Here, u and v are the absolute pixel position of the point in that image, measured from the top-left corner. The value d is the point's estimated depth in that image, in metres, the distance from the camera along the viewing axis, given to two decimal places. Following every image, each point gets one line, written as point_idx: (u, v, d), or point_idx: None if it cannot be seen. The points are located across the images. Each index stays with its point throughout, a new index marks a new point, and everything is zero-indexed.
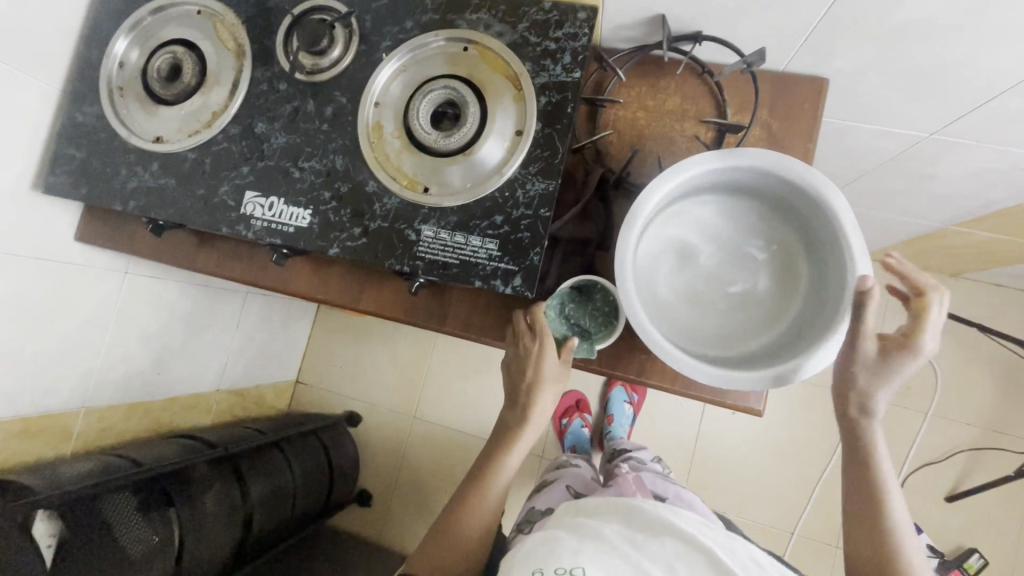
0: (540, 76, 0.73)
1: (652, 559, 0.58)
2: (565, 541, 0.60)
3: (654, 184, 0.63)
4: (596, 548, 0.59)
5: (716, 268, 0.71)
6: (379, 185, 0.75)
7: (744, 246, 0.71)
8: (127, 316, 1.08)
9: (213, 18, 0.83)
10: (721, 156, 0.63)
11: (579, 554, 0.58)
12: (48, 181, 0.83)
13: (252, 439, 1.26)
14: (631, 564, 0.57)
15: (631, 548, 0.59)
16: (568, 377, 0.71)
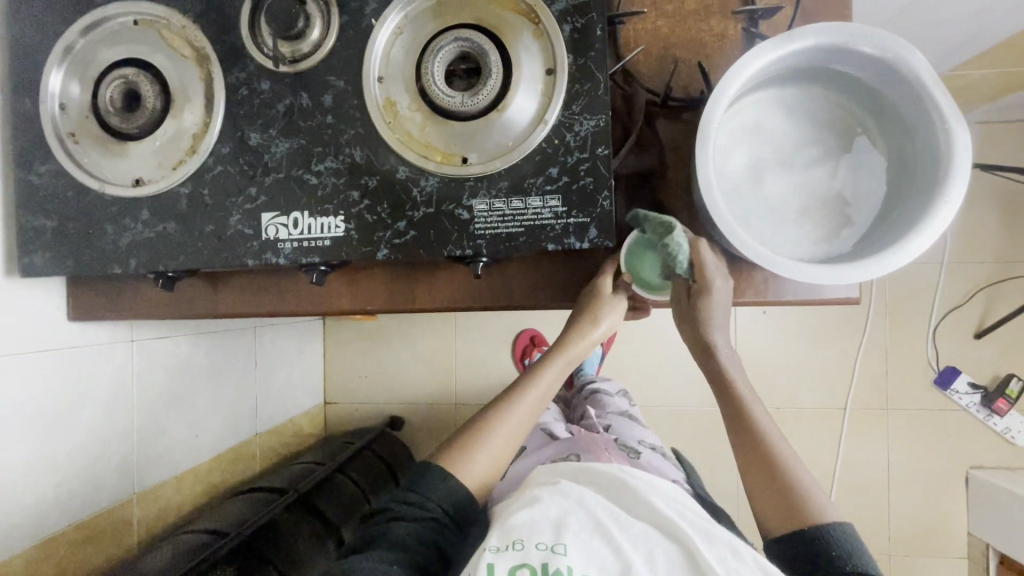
0: (557, 2, 0.65)
1: (634, 547, 0.53)
2: (551, 506, 0.57)
3: (719, 88, 0.59)
4: (579, 522, 0.55)
5: (794, 163, 0.67)
6: (411, 168, 0.67)
7: (817, 135, 0.68)
8: (149, 387, 0.98)
9: (157, 25, 0.71)
10: (782, 42, 0.59)
11: (561, 530, 0.54)
12: (26, 263, 0.72)
13: (315, 473, 1.20)
14: (609, 549, 0.53)
15: (613, 528, 0.55)
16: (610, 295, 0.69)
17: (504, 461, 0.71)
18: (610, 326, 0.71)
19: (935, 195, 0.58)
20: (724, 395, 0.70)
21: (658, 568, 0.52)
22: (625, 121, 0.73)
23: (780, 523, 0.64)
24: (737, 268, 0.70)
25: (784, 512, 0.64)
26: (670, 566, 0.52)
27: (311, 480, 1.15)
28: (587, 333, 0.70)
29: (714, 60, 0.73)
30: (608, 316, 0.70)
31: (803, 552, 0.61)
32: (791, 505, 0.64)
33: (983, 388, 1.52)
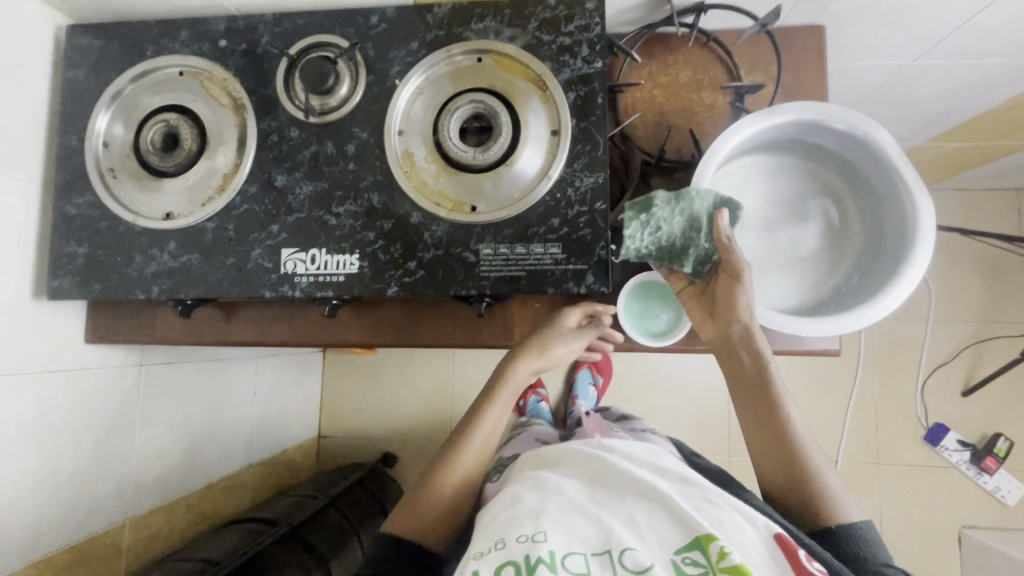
0: (563, 73, 0.73)
1: (616, 515, 0.54)
2: (527, 498, 0.57)
3: (710, 154, 0.65)
4: (559, 506, 0.55)
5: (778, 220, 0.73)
6: (424, 214, 0.73)
7: (798, 196, 0.74)
8: (152, 411, 1.00)
9: (200, 77, 0.78)
10: (765, 115, 0.66)
11: (540, 516, 0.54)
12: (53, 286, 0.76)
13: (307, 506, 1.21)
14: (592, 522, 0.53)
15: (593, 504, 0.55)
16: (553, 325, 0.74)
17: (462, 485, 0.72)
18: (555, 352, 0.74)
19: (904, 257, 0.64)
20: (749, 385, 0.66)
21: (643, 530, 0.52)
22: (623, 179, 0.80)
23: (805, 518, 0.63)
24: None
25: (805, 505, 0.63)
26: (653, 526, 0.53)
27: (304, 513, 1.16)
28: (532, 357, 0.74)
29: (703, 128, 0.80)
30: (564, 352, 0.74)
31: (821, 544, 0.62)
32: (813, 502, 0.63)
33: (971, 445, 1.54)
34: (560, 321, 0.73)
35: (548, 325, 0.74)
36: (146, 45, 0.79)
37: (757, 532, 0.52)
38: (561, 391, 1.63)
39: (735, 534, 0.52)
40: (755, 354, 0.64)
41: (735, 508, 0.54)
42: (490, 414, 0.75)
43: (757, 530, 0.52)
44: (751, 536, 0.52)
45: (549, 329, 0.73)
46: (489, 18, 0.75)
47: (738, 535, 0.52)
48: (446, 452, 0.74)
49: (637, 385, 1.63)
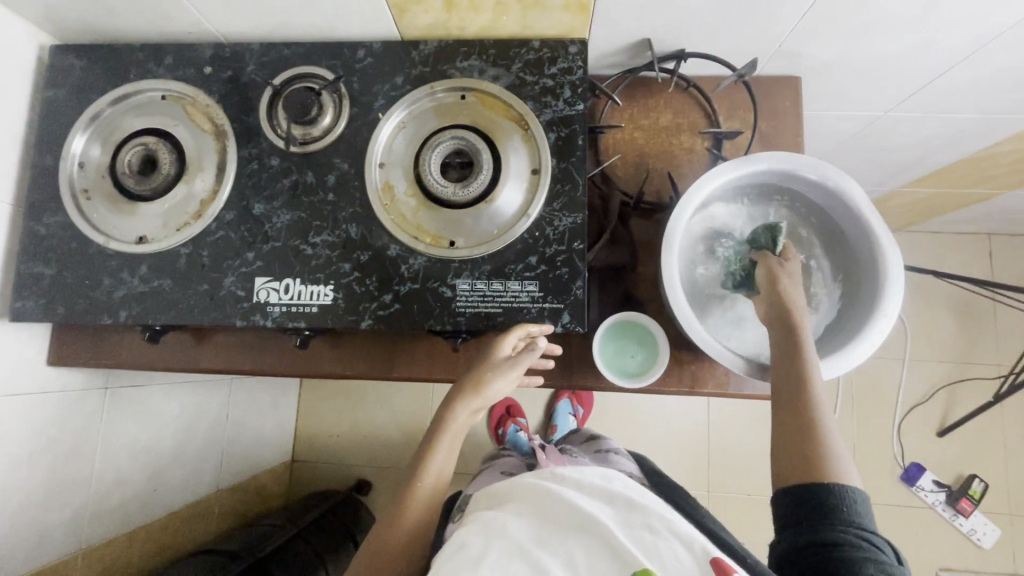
0: (545, 113, 0.74)
1: (555, 555, 0.52)
2: (471, 542, 0.54)
3: (684, 200, 0.66)
4: (499, 549, 0.53)
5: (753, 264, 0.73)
6: (402, 248, 0.73)
7: None
8: (116, 435, 0.97)
9: (182, 102, 0.77)
10: (739, 164, 0.67)
11: (480, 563, 0.51)
12: (17, 308, 0.74)
13: (273, 537, 1.17)
14: (531, 566, 0.51)
15: (534, 545, 0.53)
16: (485, 364, 0.70)
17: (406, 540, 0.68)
18: (493, 389, 0.71)
19: (873, 307, 0.65)
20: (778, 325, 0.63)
21: (581, 570, 0.51)
22: (602, 218, 0.80)
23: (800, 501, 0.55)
24: (700, 361, 0.75)
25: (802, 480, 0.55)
26: (592, 564, 0.51)
27: (270, 545, 1.13)
28: (469, 398, 0.70)
29: (682, 171, 0.82)
30: (501, 386, 0.71)
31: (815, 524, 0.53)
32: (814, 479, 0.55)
33: (947, 486, 1.55)
34: (494, 356, 0.70)
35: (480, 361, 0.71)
36: (130, 68, 0.79)
37: (693, 557, 0.51)
38: (540, 421, 1.61)
39: (671, 564, 0.50)
40: (795, 321, 0.62)
41: (674, 534, 0.53)
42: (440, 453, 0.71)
43: (694, 555, 0.51)
44: (687, 562, 0.50)
45: (485, 363, 0.70)
46: (474, 57, 0.76)
47: (675, 563, 0.50)
48: (397, 503, 0.70)
49: (618, 417, 1.62)
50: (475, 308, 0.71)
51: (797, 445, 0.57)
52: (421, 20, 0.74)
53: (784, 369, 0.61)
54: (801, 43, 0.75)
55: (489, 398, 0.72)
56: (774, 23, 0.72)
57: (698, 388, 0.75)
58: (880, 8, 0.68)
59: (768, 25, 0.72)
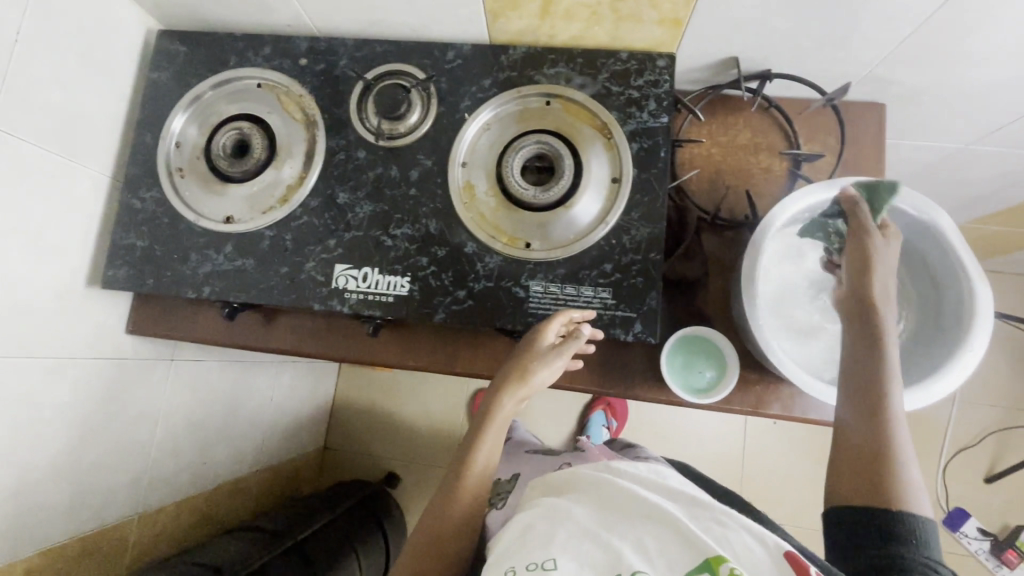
0: (629, 124, 0.75)
1: (624, 537, 0.48)
2: (538, 527, 0.51)
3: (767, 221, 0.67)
4: (567, 532, 0.49)
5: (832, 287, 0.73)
6: (479, 246, 0.74)
7: None
8: (175, 405, 1.01)
9: (276, 91, 0.80)
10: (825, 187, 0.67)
11: (549, 543, 0.48)
12: (108, 276, 0.77)
13: (311, 519, 1.20)
14: (602, 549, 0.46)
15: (601, 529, 0.49)
16: (527, 348, 0.69)
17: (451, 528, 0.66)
18: (540, 379, 0.69)
19: (957, 343, 0.64)
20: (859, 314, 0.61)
21: (653, 556, 0.46)
22: (676, 233, 0.81)
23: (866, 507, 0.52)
24: (765, 381, 0.75)
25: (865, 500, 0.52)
26: (661, 547, 0.46)
27: (308, 527, 1.16)
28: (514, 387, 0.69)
29: (757, 190, 0.82)
30: (546, 372, 0.69)
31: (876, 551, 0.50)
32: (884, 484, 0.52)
33: (992, 535, 1.49)
34: (536, 341, 0.69)
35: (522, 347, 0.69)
36: (230, 55, 0.82)
37: (765, 551, 0.45)
38: (572, 429, 1.61)
39: (744, 556, 0.45)
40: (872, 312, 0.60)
41: (743, 525, 0.47)
42: (485, 439, 0.70)
43: (765, 549, 0.45)
44: (760, 555, 0.45)
45: (528, 348, 0.69)
46: (562, 65, 0.78)
47: (747, 555, 0.45)
48: (446, 489, 0.69)
49: (652, 433, 1.61)
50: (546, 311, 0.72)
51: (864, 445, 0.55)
52: (513, 26, 0.76)
53: (860, 361, 0.58)
54: (893, 69, 0.75)
55: (534, 388, 0.70)
56: (869, 48, 0.71)
57: (763, 409, 0.75)
58: (982, 39, 0.67)
59: (862, 50, 0.72)
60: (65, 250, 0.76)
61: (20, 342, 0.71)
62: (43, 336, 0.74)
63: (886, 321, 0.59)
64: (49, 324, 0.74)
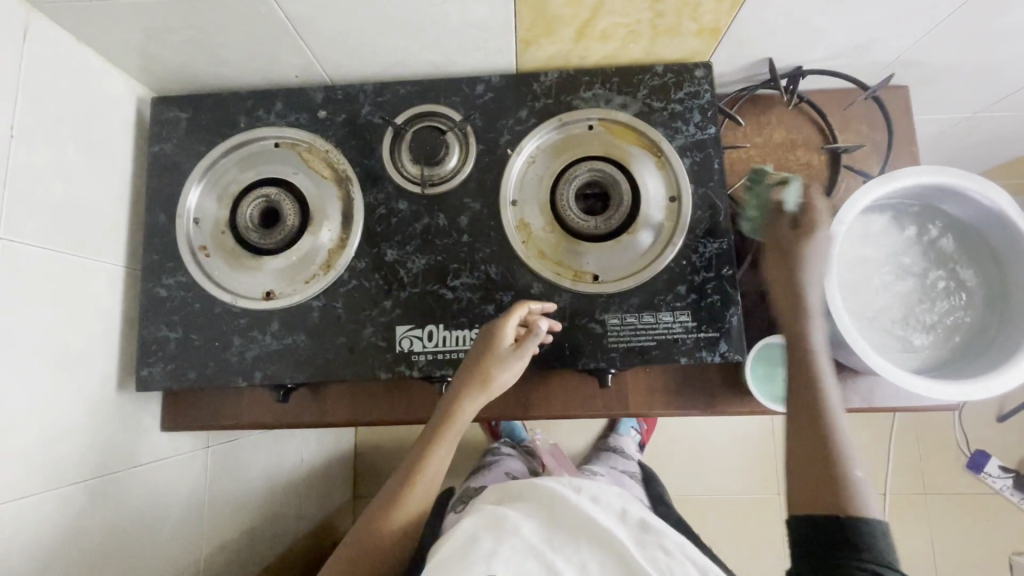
0: (677, 139, 0.73)
1: (566, 560, 0.53)
2: (481, 540, 0.54)
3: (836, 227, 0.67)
4: (512, 547, 0.53)
5: (909, 274, 0.71)
6: (545, 285, 0.71)
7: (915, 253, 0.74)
8: (219, 493, 0.93)
9: (297, 148, 0.75)
10: (884, 183, 0.67)
11: (493, 560, 0.52)
12: (143, 376, 0.70)
13: None
14: (544, 568, 0.52)
15: (548, 549, 0.54)
16: (485, 352, 0.64)
17: (399, 538, 0.63)
18: (502, 385, 0.65)
19: None
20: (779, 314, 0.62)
21: None
22: (738, 244, 0.79)
23: (818, 499, 0.52)
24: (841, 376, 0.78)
25: (829, 498, 0.52)
26: None
27: None
28: (474, 396, 0.64)
29: (802, 186, 0.81)
30: (508, 375, 0.65)
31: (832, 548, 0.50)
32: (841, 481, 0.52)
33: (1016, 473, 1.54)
34: (492, 340, 0.64)
35: (478, 350, 0.65)
36: (239, 116, 0.75)
37: None
38: None
39: None
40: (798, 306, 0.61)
41: (687, 556, 0.53)
42: (442, 445, 0.65)
43: None
44: None
45: (489, 351, 0.64)
46: (598, 86, 0.75)
47: None
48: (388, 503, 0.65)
49: None
50: (627, 342, 0.70)
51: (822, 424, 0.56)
52: (545, 52, 0.72)
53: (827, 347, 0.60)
54: (922, 54, 0.75)
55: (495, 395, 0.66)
56: (902, 37, 0.72)
57: (845, 405, 0.77)
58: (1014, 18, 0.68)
59: (895, 40, 0.72)
60: (92, 356, 0.68)
61: (60, 469, 0.63)
62: (83, 456, 0.66)
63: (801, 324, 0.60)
64: (87, 442, 0.66)
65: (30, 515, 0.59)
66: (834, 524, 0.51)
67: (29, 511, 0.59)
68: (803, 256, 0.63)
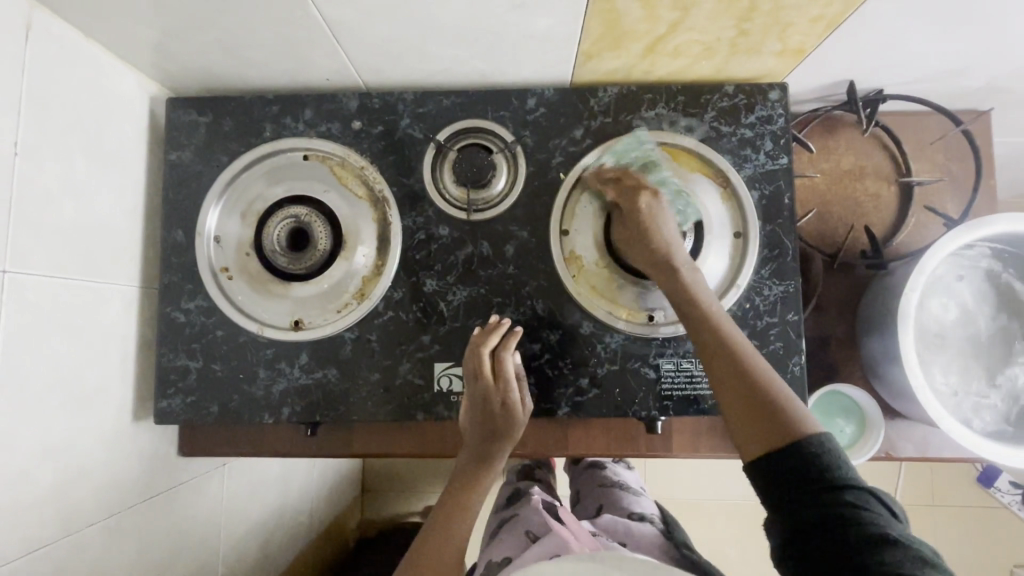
0: (745, 169, 0.67)
1: None
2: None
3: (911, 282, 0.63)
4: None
5: (973, 329, 0.68)
6: (596, 324, 0.66)
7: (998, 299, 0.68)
8: (237, 509, 0.88)
9: (329, 162, 0.68)
10: (968, 232, 0.62)
11: None
12: (162, 407, 0.65)
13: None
14: None
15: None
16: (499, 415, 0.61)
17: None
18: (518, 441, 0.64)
19: None
20: (661, 272, 0.61)
21: None
22: (803, 283, 0.76)
23: (760, 436, 0.50)
24: (896, 425, 0.74)
25: (767, 429, 0.49)
26: None
27: None
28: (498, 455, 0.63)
29: (869, 218, 0.76)
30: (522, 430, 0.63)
31: (789, 480, 0.46)
32: (777, 411, 0.50)
33: None
34: (511, 402, 0.62)
35: (495, 415, 0.61)
36: (264, 123, 0.68)
37: None
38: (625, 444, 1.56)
39: None
40: (671, 269, 0.61)
41: None
42: (479, 497, 0.64)
43: None
44: None
45: (510, 412, 0.61)
46: (661, 105, 0.68)
47: None
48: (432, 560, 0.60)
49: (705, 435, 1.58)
50: (682, 390, 0.65)
51: (743, 382, 0.53)
52: (606, 65, 0.65)
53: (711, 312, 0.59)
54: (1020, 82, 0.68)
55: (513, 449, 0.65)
56: (1004, 66, 0.65)
57: (897, 454, 0.73)
58: None
59: (994, 67, 0.65)
60: (107, 388, 0.63)
61: (79, 511, 0.59)
62: (101, 494, 0.62)
63: (683, 284, 0.60)
64: (105, 478, 0.62)
65: (48, 565, 0.55)
66: (790, 454, 0.47)
67: (48, 559, 0.55)
68: (658, 220, 0.63)
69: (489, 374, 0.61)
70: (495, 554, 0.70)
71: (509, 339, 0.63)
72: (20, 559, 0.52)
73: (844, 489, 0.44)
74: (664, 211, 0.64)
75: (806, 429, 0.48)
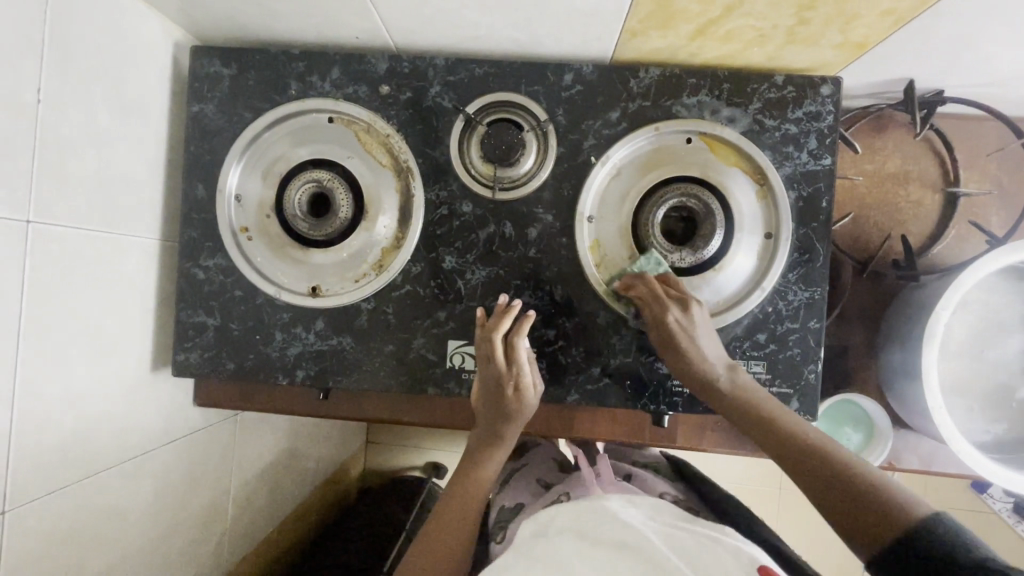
0: (785, 167, 0.64)
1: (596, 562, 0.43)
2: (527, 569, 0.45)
3: (945, 299, 0.60)
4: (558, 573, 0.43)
5: (990, 354, 0.67)
6: (613, 316, 0.65)
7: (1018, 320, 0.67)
8: (245, 457, 0.90)
9: (354, 128, 0.66)
10: (1010, 252, 0.59)
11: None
12: (179, 361, 0.67)
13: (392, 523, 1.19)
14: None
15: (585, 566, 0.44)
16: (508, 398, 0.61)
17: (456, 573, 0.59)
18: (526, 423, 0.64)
19: None
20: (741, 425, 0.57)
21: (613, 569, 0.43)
22: (829, 289, 0.74)
23: (874, 533, 0.45)
24: (903, 436, 0.73)
25: (869, 519, 0.46)
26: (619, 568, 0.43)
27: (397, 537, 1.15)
28: (506, 435, 0.64)
29: (907, 226, 0.73)
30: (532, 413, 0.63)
31: (909, 568, 0.43)
32: (880, 499, 0.47)
33: None
34: (522, 384, 0.61)
35: (505, 398, 0.62)
36: (289, 80, 0.66)
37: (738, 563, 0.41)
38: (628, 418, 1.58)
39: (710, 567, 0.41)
40: (761, 421, 0.56)
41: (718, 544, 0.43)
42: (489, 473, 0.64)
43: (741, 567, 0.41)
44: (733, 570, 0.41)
45: (522, 395, 0.61)
46: (705, 92, 0.64)
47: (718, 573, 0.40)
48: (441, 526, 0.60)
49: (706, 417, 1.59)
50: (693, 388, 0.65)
51: (841, 490, 0.49)
52: (650, 45, 0.61)
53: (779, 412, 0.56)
54: None
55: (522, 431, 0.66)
56: None
57: (900, 464, 0.73)
58: None
59: None
60: (127, 339, 0.64)
61: (99, 454, 0.61)
62: (121, 439, 0.64)
63: (755, 424, 0.56)
64: (125, 425, 0.64)
65: (71, 505, 0.57)
66: (917, 554, 0.42)
67: (70, 497, 0.57)
68: (693, 335, 0.59)
69: (502, 358, 0.61)
70: (507, 499, 0.73)
71: (523, 322, 0.63)
72: (40, 499, 0.54)
73: (959, 565, 0.40)
74: (697, 324, 0.60)
75: (918, 518, 0.44)
